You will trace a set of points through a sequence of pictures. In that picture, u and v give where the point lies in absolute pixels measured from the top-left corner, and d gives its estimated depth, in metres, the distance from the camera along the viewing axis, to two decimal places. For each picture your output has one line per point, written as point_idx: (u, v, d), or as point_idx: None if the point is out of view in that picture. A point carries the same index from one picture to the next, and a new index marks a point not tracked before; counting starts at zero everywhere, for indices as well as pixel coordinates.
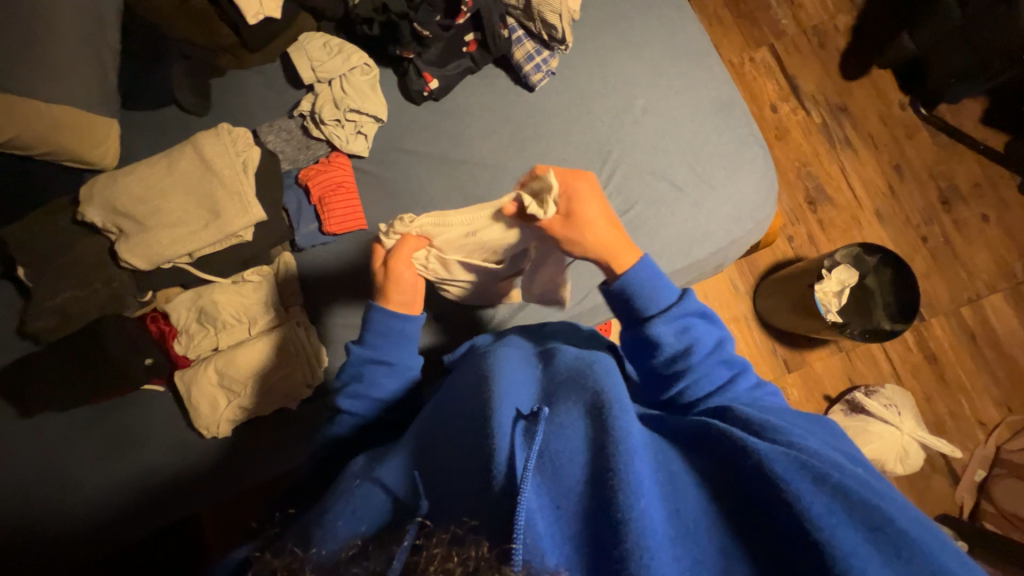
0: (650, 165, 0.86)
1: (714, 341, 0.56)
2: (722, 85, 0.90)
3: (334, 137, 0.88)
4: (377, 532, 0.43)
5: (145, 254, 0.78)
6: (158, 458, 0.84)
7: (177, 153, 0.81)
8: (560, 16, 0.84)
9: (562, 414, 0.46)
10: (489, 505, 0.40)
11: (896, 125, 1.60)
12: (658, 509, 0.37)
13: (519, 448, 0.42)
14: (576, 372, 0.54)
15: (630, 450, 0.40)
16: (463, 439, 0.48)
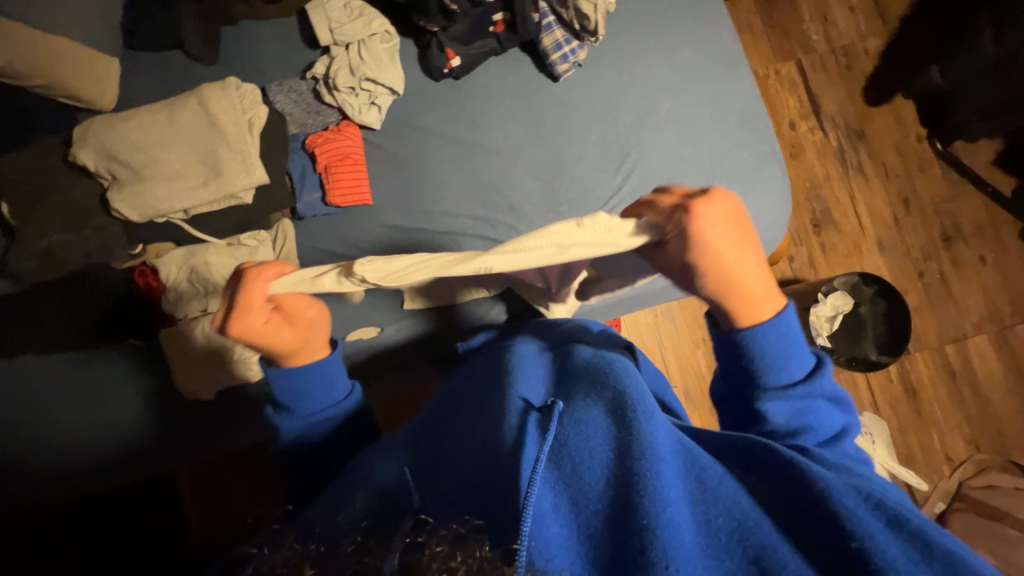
0: (666, 172, 0.85)
1: (832, 430, 0.56)
2: (749, 99, 0.87)
3: (346, 105, 0.84)
4: (377, 517, 0.43)
5: (137, 206, 0.75)
6: (142, 413, 0.83)
7: (180, 103, 0.77)
8: (595, 6, 0.80)
9: (579, 410, 0.48)
10: (495, 504, 0.42)
11: (910, 157, 1.59)
12: (685, 514, 0.39)
13: (530, 442, 0.46)
14: (595, 365, 0.55)
15: (654, 449, 0.42)
16: (477, 426, 0.51)
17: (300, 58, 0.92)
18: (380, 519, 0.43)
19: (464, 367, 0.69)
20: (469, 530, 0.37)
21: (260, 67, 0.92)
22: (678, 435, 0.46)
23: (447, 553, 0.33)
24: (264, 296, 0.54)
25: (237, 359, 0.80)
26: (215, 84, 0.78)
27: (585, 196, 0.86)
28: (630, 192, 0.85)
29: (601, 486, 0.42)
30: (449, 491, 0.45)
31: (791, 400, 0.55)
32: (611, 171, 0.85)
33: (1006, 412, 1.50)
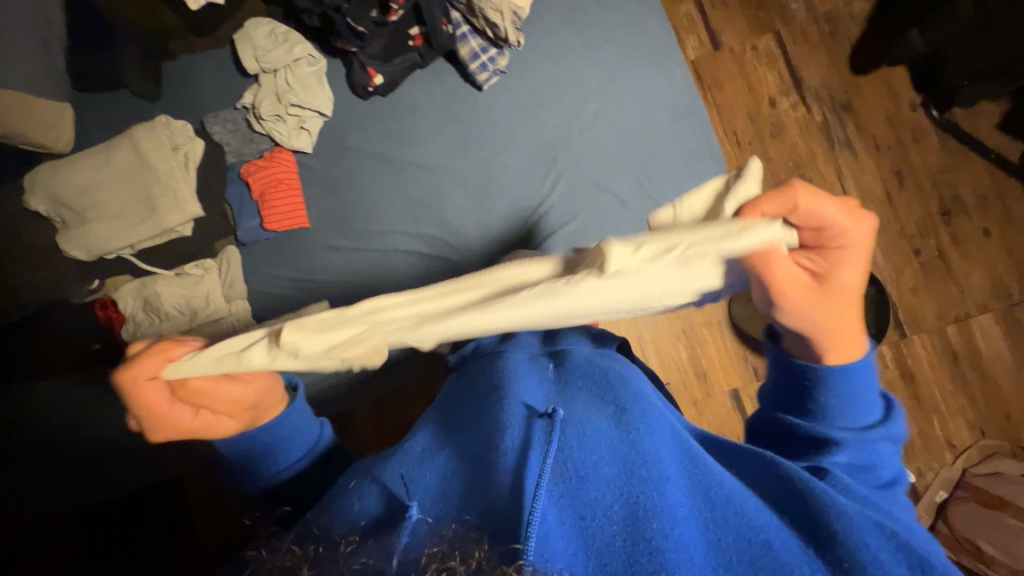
0: (594, 175, 0.84)
1: (889, 474, 0.54)
2: (680, 91, 0.85)
3: (275, 132, 0.86)
4: (375, 526, 0.44)
5: (84, 246, 0.80)
6: (103, 433, 0.78)
7: (114, 145, 0.81)
8: (502, 15, 0.80)
9: (582, 424, 0.50)
10: (492, 505, 0.41)
11: (902, 127, 1.49)
12: (693, 534, 0.40)
13: (533, 452, 0.45)
14: (596, 383, 0.60)
15: (661, 463, 0.45)
16: (475, 436, 0.51)
17: (236, 87, 0.95)
18: (381, 527, 0.44)
19: (462, 380, 0.72)
20: (465, 533, 0.38)
21: (200, 99, 0.95)
22: (679, 453, 0.50)
23: (447, 553, 0.33)
24: (165, 396, 0.56)
25: None
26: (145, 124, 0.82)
27: (516, 205, 0.85)
28: (558, 199, 0.84)
29: (604, 500, 0.42)
30: (439, 499, 0.45)
31: (857, 443, 0.53)
32: (539, 178, 0.84)
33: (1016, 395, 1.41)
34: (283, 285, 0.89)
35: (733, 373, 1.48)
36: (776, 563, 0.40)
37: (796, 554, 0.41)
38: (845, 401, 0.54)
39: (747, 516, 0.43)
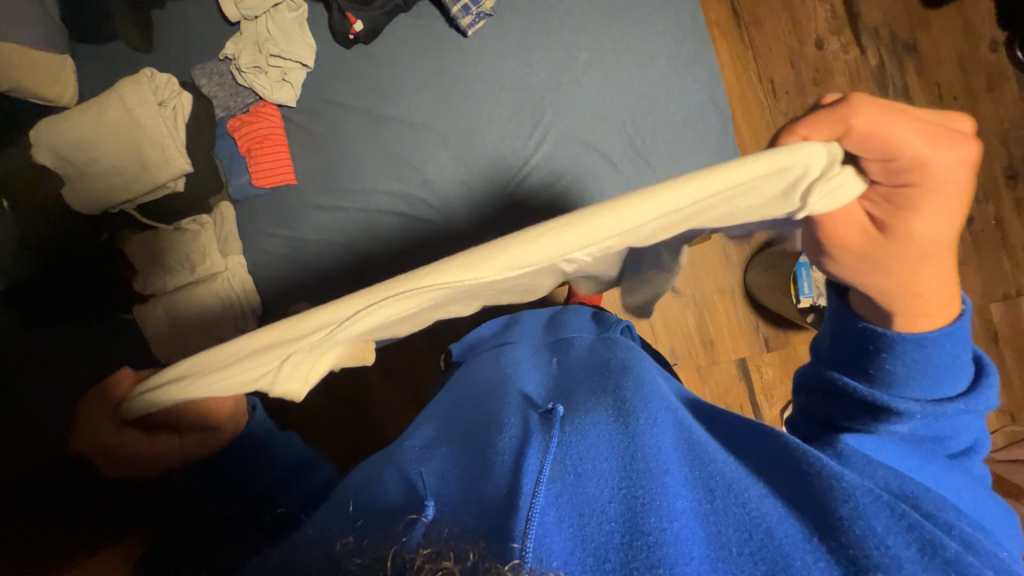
0: (583, 133, 0.78)
1: (967, 442, 0.55)
2: (684, 36, 0.77)
3: (256, 85, 0.84)
4: (388, 517, 0.47)
5: (87, 200, 0.85)
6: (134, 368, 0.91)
7: (103, 100, 0.82)
8: None
9: (584, 423, 0.54)
10: (496, 504, 0.45)
11: (975, 72, 1.28)
12: (692, 527, 0.43)
13: (535, 451, 0.50)
14: (601, 383, 0.63)
15: (659, 458, 0.48)
16: (485, 435, 0.57)
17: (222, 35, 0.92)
18: (392, 517, 0.47)
19: (473, 376, 0.77)
20: (465, 529, 0.42)
21: (188, 49, 0.93)
22: (679, 445, 0.52)
23: (440, 554, 0.34)
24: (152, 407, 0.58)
25: (200, 331, 0.89)
26: (131, 79, 0.82)
27: (502, 167, 0.81)
28: (544, 159, 0.80)
29: (605, 495, 0.45)
30: (450, 491, 0.50)
31: (929, 414, 0.53)
32: (524, 136, 0.79)
33: None
34: (274, 241, 0.91)
35: (742, 343, 1.43)
36: (780, 550, 0.41)
37: (799, 540, 0.42)
38: (919, 369, 0.53)
39: (749, 505, 0.45)
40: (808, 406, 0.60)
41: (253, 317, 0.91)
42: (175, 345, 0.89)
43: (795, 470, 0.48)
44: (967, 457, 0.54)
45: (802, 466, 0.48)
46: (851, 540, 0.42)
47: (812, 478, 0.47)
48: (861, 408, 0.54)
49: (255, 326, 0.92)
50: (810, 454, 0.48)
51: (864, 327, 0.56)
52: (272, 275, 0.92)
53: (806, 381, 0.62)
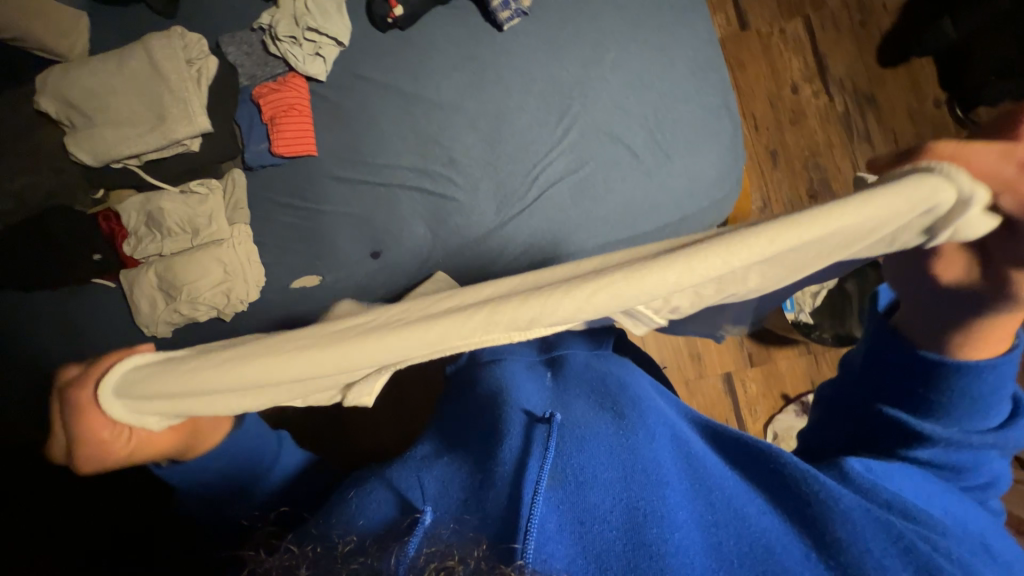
0: (609, 124, 0.83)
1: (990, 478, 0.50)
2: (700, 47, 0.85)
3: (289, 55, 0.85)
4: (381, 530, 0.41)
5: (91, 150, 0.80)
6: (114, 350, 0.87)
7: (128, 52, 0.81)
8: None
9: (585, 430, 0.49)
10: (494, 511, 0.40)
11: (924, 124, 1.47)
12: (694, 539, 0.39)
13: (531, 460, 0.44)
14: (598, 388, 0.59)
15: (654, 472, 0.44)
16: (475, 445, 0.52)
17: (251, 7, 0.92)
18: (382, 530, 0.41)
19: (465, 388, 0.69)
20: (468, 529, 0.38)
21: (213, 16, 0.93)
22: (674, 459, 0.48)
23: (445, 553, 0.32)
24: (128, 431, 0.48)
25: (194, 300, 0.84)
26: (160, 34, 0.82)
27: (528, 153, 0.85)
28: (569, 146, 0.84)
29: (609, 505, 0.41)
30: (443, 495, 0.45)
31: (953, 445, 0.48)
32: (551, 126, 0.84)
33: None
34: (288, 212, 0.89)
35: (727, 357, 1.48)
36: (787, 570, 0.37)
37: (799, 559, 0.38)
38: (952, 400, 0.48)
39: (753, 523, 0.41)
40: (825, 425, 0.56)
41: (258, 288, 0.87)
42: (160, 312, 0.84)
43: (791, 494, 0.44)
44: (984, 491, 0.49)
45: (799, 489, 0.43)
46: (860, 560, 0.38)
47: (808, 504, 0.42)
48: (880, 436, 0.51)
49: (257, 299, 0.87)
50: (805, 475, 0.44)
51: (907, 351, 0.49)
52: (282, 245, 0.88)
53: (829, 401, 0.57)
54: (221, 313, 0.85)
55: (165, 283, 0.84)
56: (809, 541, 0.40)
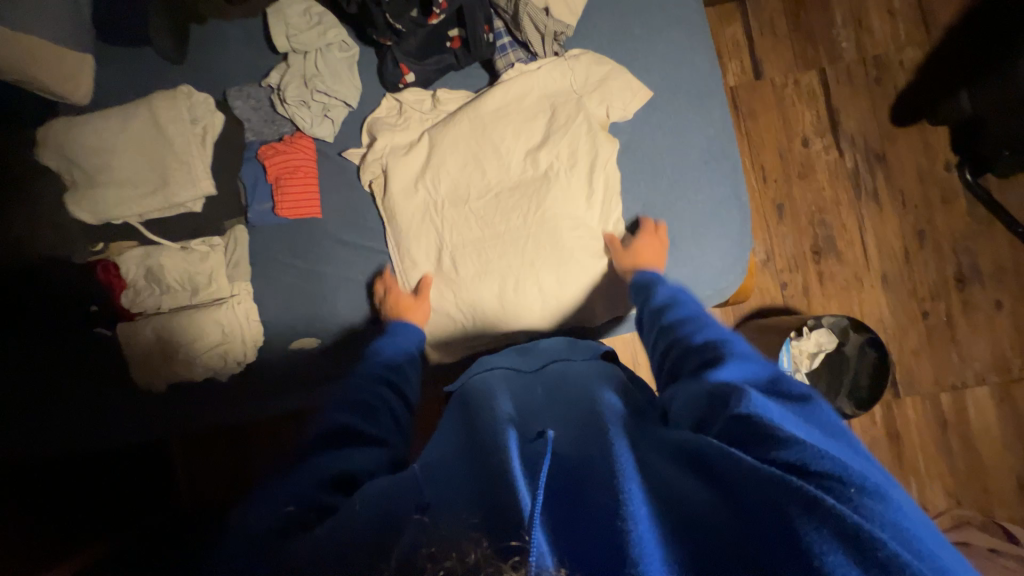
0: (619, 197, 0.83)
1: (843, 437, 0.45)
2: (715, 134, 0.84)
3: (297, 117, 0.84)
4: (376, 517, 0.43)
5: (92, 210, 0.80)
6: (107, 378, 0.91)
7: (133, 110, 0.80)
8: (543, 37, 0.82)
9: (572, 441, 0.47)
10: (491, 498, 0.41)
11: (933, 186, 1.47)
12: (650, 527, 0.37)
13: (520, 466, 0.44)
14: (573, 387, 0.60)
15: (619, 459, 0.43)
16: (466, 461, 0.48)
17: (260, 58, 0.91)
18: (380, 527, 0.42)
19: (455, 400, 0.66)
20: (467, 527, 0.38)
21: (222, 65, 0.91)
22: (655, 458, 0.46)
23: (443, 554, 0.35)
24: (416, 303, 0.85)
25: (192, 359, 0.84)
26: (166, 93, 0.81)
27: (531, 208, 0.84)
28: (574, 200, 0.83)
29: (590, 513, 0.39)
30: (453, 492, 0.44)
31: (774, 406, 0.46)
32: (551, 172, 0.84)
33: (996, 468, 1.42)
34: (289, 271, 0.88)
35: None
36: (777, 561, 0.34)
37: (782, 531, 0.35)
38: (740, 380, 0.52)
39: (739, 505, 0.39)
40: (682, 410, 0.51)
41: (257, 348, 0.86)
42: (156, 369, 0.84)
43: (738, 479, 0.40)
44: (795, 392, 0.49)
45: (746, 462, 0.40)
46: (820, 517, 0.35)
47: (801, 488, 0.37)
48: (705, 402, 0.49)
49: (254, 359, 0.87)
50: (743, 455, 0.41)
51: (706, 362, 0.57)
52: (281, 305, 0.88)
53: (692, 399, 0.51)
54: (216, 374, 0.85)
55: (162, 338, 0.84)
56: (798, 508, 0.36)
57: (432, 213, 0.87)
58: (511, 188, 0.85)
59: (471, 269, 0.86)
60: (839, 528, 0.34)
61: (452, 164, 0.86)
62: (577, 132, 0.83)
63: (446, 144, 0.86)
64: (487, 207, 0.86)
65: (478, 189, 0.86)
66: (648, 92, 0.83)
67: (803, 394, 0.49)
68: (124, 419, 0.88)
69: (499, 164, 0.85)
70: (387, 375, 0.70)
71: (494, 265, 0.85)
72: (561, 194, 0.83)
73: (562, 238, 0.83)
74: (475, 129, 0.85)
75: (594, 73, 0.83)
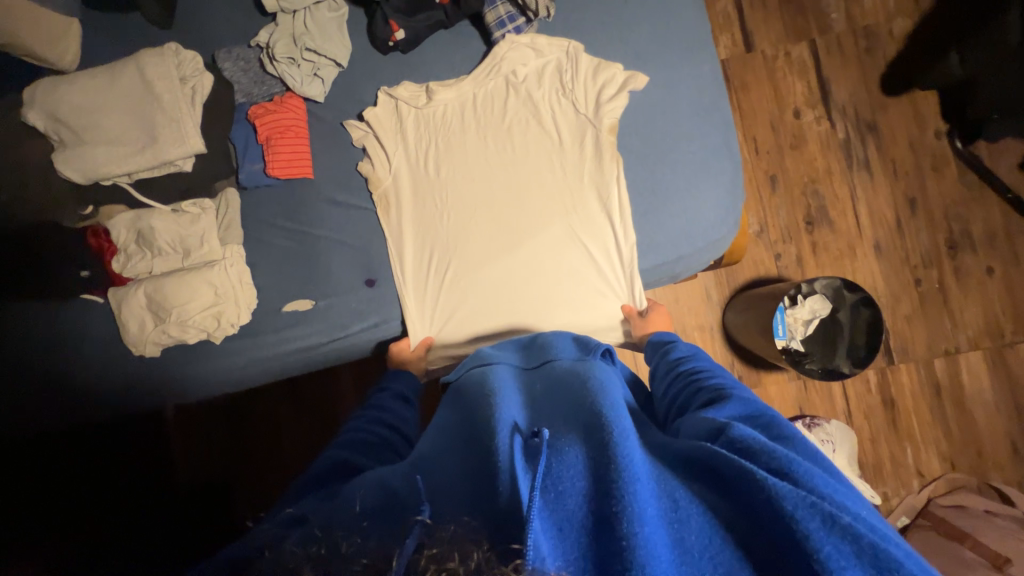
0: (617, 181, 0.82)
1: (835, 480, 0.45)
2: (705, 87, 0.84)
3: (288, 76, 0.83)
4: (382, 516, 0.43)
5: (80, 168, 0.79)
6: (86, 375, 0.87)
7: (120, 68, 0.79)
8: None
9: (573, 440, 0.47)
10: (495, 514, 0.42)
11: (924, 154, 1.48)
12: (660, 534, 0.38)
13: (520, 472, 0.44)
14: (575, 381, 0.58)
15: (626, 457, 0.43)
16: (467, 464, 0.49)
17: (248, 21, 0.90)
18: (383, 521, 0.43)
19: (452, 394, 0.67)
20: (467, 533, 0.39)
21: (210, 29, 0.90)
22: (656, 463, 0.46)
23: (444, 556, 0.35)
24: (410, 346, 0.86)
25: (183, 323, 0.83)
26: (154, 50, 0.80)
27: (535, 209, 0.85)
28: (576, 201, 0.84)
29: (598, 521, 0.39)
30: (450, 496, 0.45)
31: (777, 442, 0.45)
32: (556, 175, 0.85)
33: (991, 433, 1.43)
34: (283, 233, 0.88)
35: None
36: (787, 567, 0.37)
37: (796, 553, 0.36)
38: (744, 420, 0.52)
39: (750, 521, 0.39)
40: (693, 431, 0.51)
41: (249, 311, 0.87)
42: (149, 334, 0.84)
43: (741, 499, 0.41)
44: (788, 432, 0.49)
45: (750, 482, 0.40)
46: (837, 534, 0.36)
47: (814, 503, 0.37)
48: (713, 427, 0.48)
49: (247, 321, 0.87)
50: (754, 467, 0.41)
51: (717, 391, 0.57)
52: (273, 268, 0.88)
53: (703, 426, 0.50)
54: (210, 335, 0.85)
55: (154, 300, 0.83)
56: (811, 521, 0.37)
57: (436, 229, 0.87)
58: (514, 196, 0.85)
59: (473, 294, 0.86)
60: (852, 542, 0.36)
61: (453, 171, 0.86)
62: (587, 153, 0.84)
63: (453, 167, 0.86)
64: (491, 234, 0.85)
65: (482, 214, 0.86)
66: (645, 79, 0.82)
67: (793, 436, 0.49)
68: (126, 394, 0.88)
69: (503, 161, 0.85)
70: (383, 418, 0.69)
71: (494, 286, 0.86)
72: (563, 194, 0.85)
73: (568, 257, 0.85)
74: (482, 144, 0.86)
75: (603, 85, 0.82)
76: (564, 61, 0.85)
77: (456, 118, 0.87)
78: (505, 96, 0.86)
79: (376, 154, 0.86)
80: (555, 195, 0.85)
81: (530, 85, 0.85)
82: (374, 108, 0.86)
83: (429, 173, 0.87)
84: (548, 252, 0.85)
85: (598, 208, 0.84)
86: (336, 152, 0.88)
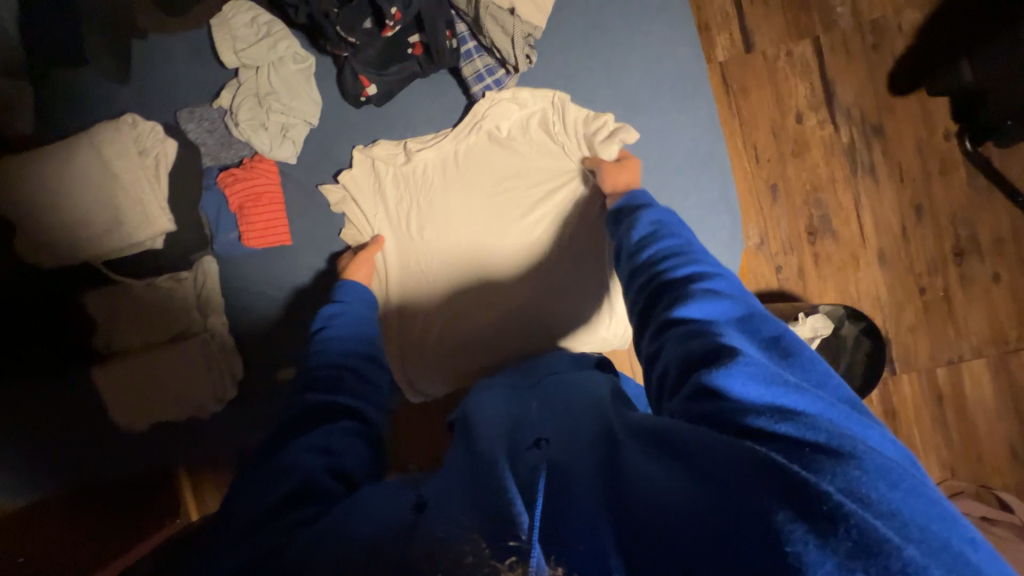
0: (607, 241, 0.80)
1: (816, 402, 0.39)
2: (701, 134, 0.80)
3: (255, 141, 0.78)
4: (379, 510, 0.40)
5: (49, 256, 0.75)
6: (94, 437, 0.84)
7: (73, 145, 0.75)
8: (511, 38, 0.74)
9: (557, 437, 0.44)
10: (489, 497, 0.38)
11: (932, 157, 1.41)
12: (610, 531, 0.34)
13: (507, 466, 0.40)
14: (563, 387, 0.55)
15: (594, 462, 0.40)
16: (456, 464, 0.46)
17: (207, 76, 0.84)
18: (373, 517, 0.39)
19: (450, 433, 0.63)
20: (462, 527, 0.35)
21: (167, 87, 0.84)
22: (619, 440, 0.42)
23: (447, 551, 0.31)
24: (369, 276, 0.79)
25: (172, 399, 0.81)
26: (109, 123, 0.76)
27: (520, 257, 0.81)
28: (564, 254, 0.81)
29: (569, 513, 0.36)
30: (447, 492, 0.41)
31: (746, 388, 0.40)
32: (542, 226, 0.81)
33: (992, 439, 1.43)
34: (267, 301, 0.85)
35: None
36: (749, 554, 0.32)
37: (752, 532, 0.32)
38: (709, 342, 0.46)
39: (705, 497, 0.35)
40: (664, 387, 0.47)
41: (235, 384, 0.84)
42: (136, 413, 0.82)
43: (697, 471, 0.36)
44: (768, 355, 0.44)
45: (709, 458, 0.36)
46: (793, 509, 0.32)
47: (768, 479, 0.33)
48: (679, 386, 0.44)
49: (234, 394, 0.85)
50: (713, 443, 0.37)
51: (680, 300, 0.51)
52: (258, 342, 0.86)
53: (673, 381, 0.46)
54: (200, 410, 0.83)
55: (138, 376, 0.80)
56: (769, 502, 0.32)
57: (419, 267, 0.83)
58: (496, 225, 0.81)
59: (466, 348, 0.82)
60: (800, 504, 0.32)
61: (429, 198, 0.82)
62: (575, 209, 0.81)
63: (436, 211, 0.82)
64: (477, 267, 0.82)
65: (471, 255, 0.82)
66: (635, 132, 0.76)
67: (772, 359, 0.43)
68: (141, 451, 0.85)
69: (483, 194, 0.81)
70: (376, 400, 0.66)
71: (482, 341, 0.83)
72: (549, 246, 0.81)
73: (557, 313, 0.82)
74: (460, 177, 0.81)
75: (592, 137, 0.77)
76: (551, 109, 0.79)
77: (438, 176, 0.82)
78: (487, 146, 0.81)
79: (360, 218, 0.82)
80: (543, 244, 0.81)
81: (515, 138, 0.80)
82: (352, 171, 0.81)
83: (403, 204, 0.83)
84: (537, 305, 0.82)
85: (588, 267, 0.82)
86: (317, 217, 0.84)
